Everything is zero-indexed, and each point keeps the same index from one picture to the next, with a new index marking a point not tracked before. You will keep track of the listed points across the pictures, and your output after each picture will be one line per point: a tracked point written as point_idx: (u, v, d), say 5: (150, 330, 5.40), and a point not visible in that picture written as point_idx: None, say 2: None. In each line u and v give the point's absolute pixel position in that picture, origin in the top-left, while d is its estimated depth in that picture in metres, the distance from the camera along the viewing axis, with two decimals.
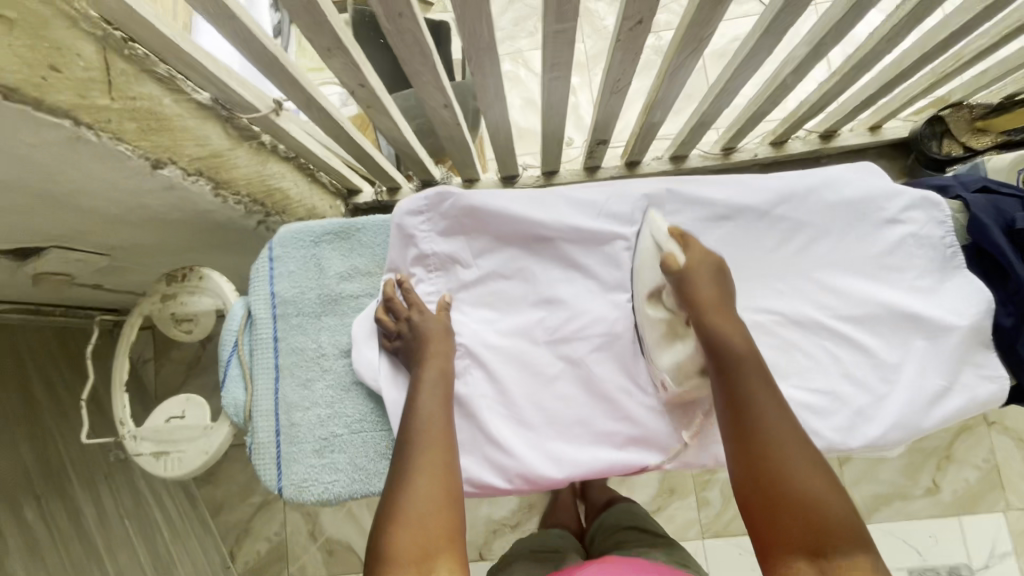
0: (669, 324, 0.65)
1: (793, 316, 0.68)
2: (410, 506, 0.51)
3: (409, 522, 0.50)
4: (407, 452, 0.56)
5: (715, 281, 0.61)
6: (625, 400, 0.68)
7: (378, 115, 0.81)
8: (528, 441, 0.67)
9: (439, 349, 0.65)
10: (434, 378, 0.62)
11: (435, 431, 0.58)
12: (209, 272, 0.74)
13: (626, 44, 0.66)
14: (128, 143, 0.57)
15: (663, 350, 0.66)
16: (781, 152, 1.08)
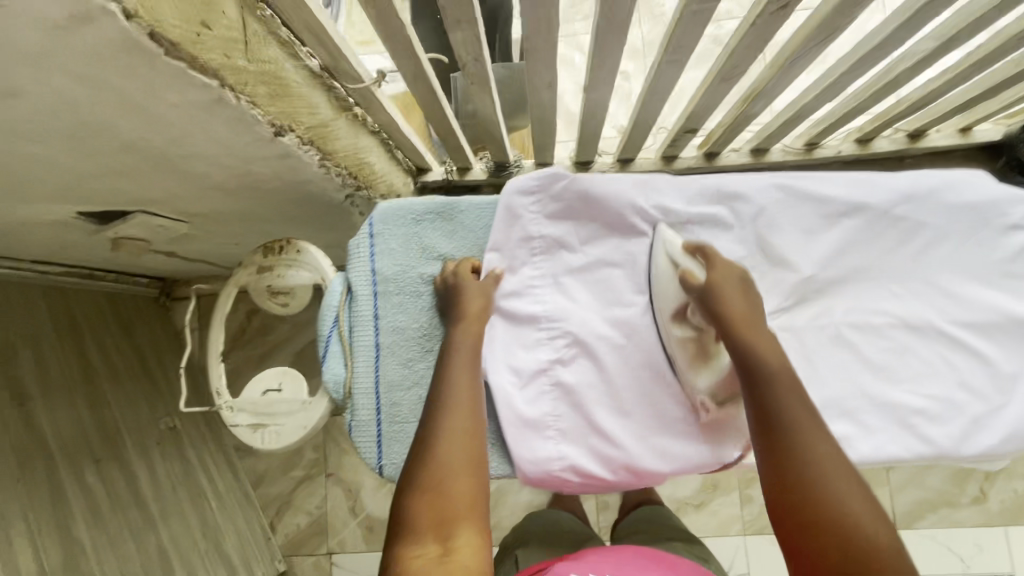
0: (697, 342, 0.67)
1: (909, 320, 0.67)
2: (430, 475, 0.53)
3: (427, 490, 0.52)
4: (433, 419, 0.58)
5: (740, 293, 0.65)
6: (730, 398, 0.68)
7: (478, 92, 0.79)
8: (632, 433, 0.66)
9: (474, 316, 0.66)
10: (466, 343, 0.63)
11: (459, 399, 0.59)
12: (306, 246, 0.73)
13: (760, 29, 0.63)
14: (261, 109, 0.55)
15: (698, 372, 0.67)
16: (865, 151, 1.05)
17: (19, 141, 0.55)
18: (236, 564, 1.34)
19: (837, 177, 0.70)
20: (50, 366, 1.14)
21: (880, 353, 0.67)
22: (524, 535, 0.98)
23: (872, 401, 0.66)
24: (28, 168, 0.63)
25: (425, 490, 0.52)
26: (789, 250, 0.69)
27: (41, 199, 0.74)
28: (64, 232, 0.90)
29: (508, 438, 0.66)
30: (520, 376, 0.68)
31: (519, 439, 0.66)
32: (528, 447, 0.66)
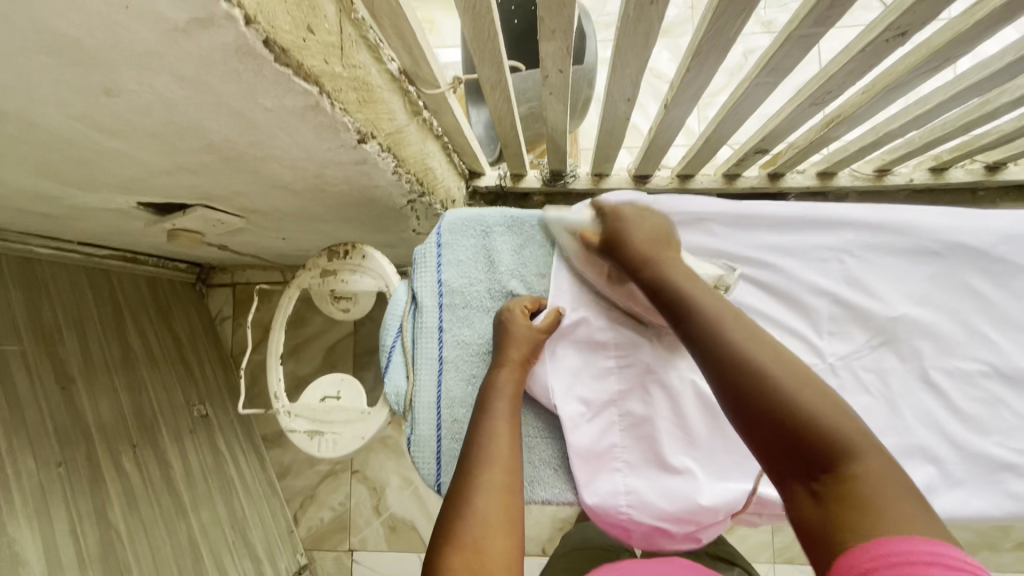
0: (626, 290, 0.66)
1: (1002, 370, 0.65)
2: (465, 527, 0.50)
3: (462, 545, 0.49)
4: (470, 467, 0.55)
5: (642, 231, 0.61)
6: None
7: (553, 102, 0.76)
8: (702, 469, 0.64)
9: (517, 358, 0.63)
10: (506, 387, 0.61)
11: (499, 445, 0.57)
12: (372, 251, 0.71)
13: (869, 55, 0.60)
14: (350, 114, 0.53)
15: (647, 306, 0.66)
16: (939, 180, 1.01)
17: (102, 135, 0.53)
18: (262, 556, 1.34)
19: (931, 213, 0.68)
20: (92, 348, 1.14)
21: (970, 403, 0.65)
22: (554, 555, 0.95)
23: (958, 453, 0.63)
24: (103, 161, 0.62)
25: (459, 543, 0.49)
26: (879, 281, 0.67)
27: (108, 189, 0.74)
28: (123, 220, 0.91)
29: (576, 466, 0.65)
30: (588, 404, 0.66)
31: (585, 469, 0.65)
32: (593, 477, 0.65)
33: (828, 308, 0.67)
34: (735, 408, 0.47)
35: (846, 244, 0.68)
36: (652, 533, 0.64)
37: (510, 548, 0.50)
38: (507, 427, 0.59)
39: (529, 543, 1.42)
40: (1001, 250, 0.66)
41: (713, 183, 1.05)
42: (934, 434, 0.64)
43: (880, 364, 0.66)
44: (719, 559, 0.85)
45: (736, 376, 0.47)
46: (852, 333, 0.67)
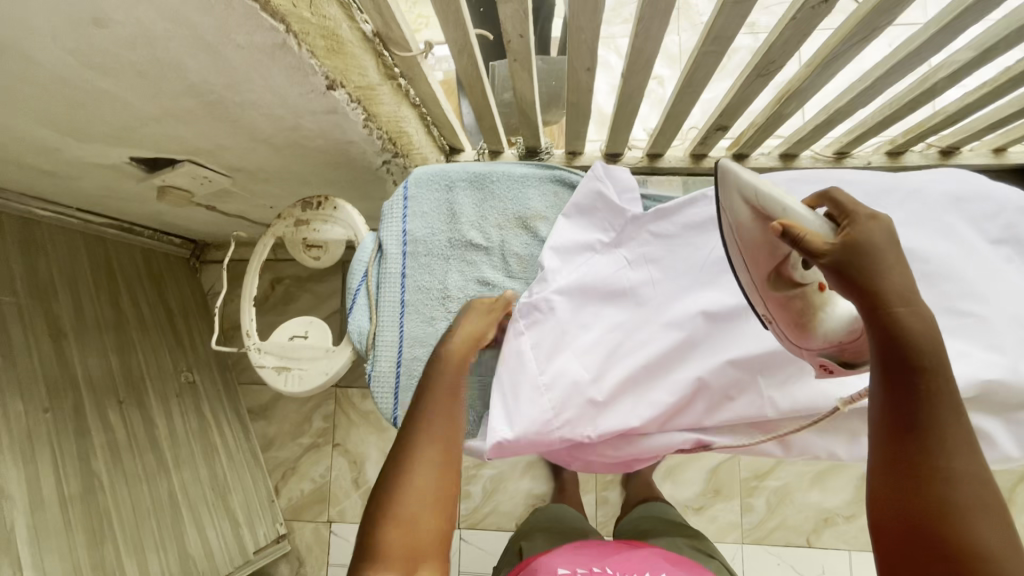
0: (805, 302, 0.58)
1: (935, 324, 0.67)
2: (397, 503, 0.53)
3: (394, 522, 0.52)
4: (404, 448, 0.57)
5: (888, 247, 0.48)
6: (748, 389, 0.67)
7: (518, 71, 0.81)
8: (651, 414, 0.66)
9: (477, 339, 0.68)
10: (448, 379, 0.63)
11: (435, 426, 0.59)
12: (343, 203, 0.76)
13: (801, 23, 0.65)
14: (317, 58, 0.58)
15: (822, 325, 0.57)
16: (895, 163, 1.06)
17: (94, 74, 0.59)
18: (241, 521, 1.38)
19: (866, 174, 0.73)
20: (85, 308, 1.19)
21: None
22: (532, 529, 0.96)
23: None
24: (97, 105, 0.67)
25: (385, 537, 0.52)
26: None
27: (101, 139, 0.79)
28: (116, 178, 0.96)
29: (522, 397, 0.66)
30: (554, 348, 0.68)
31: (550, 416, 0.66)
32: (557, 420, 0.66)
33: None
34: (893, 432, 0.46)
35: None
36: (590, 464, 0.72)
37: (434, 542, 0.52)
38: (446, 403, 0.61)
39: (503, 518, 1.44)
40: (932, 211, 0.71)
41: (681, 163, 1.10)
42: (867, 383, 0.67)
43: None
44: (692, 546, 0.84)
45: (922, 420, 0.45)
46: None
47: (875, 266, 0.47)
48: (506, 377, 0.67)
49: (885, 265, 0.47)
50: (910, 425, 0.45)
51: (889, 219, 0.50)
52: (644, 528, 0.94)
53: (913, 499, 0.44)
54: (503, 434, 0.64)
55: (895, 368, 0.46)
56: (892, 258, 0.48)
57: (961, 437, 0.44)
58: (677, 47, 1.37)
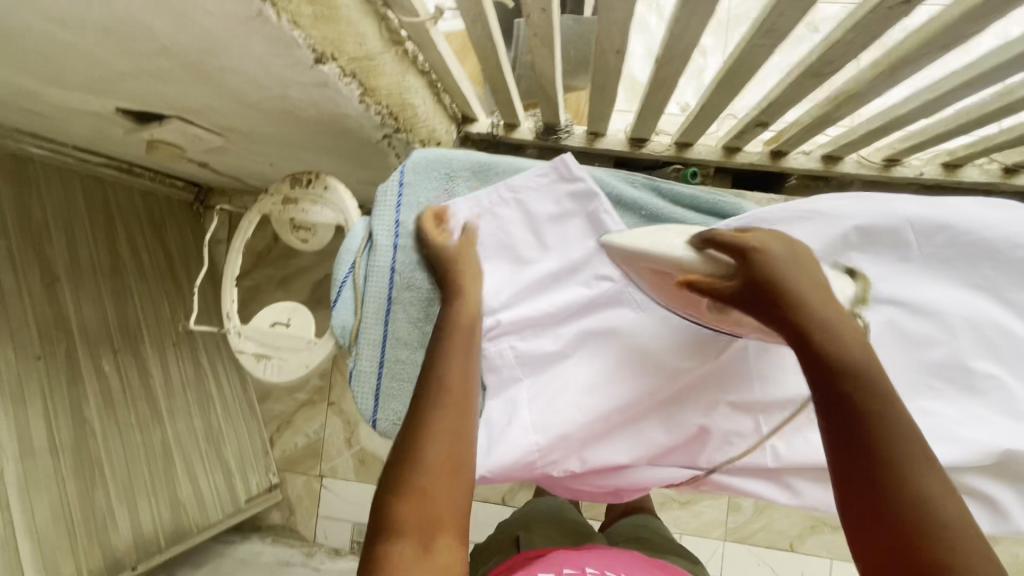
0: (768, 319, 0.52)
1: (976, 387, 0.60)
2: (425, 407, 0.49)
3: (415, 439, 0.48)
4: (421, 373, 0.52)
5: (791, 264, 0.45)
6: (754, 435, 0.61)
7: (539, 46, 0.72)
8: (644, 451, 0.62)
9: (470, 289, 0.58)
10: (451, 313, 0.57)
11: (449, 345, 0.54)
12: (334, 183, 0.70)
13: (872, 24, 0.55)
14: (304, 30, 0.51)
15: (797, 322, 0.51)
16: (950, 177, 0.95)
17: (55, 26, 0.52)
18: (233, 470, 1.41)
19: (954, 199, 0.61)
20: (81, 253, 1.17)
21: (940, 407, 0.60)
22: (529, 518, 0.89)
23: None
24: (68, 57, 0.61)
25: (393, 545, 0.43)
26: (870, 264, 0.62)
27: (80, 89, 0.73)
28: (104, 126, 0.90)
29: (502, 442, 0.60)
30: (549, 391, 0.63)
31: (534, 456, 0.60)
32: (542, 460, 0.60)
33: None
34: (844, 461, 0.40)
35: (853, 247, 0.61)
36: (576, 491, 0.66)
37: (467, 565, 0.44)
38: (460, 391, 0.51)
39: (489, 491, 1.45)
40: None
41: (712, 155, 1.00)
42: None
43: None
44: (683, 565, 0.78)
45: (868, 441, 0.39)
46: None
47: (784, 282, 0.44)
48: (494, 419, 0.62)
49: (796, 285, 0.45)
50: (861, 451, 0.39)
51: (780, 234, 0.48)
52: (639, 536, 0.87)
53: (894, 530, 0.37)
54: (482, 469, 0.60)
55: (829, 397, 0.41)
56: (796, 273, 0.45)
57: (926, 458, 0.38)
58: (726, 14, 1.23)
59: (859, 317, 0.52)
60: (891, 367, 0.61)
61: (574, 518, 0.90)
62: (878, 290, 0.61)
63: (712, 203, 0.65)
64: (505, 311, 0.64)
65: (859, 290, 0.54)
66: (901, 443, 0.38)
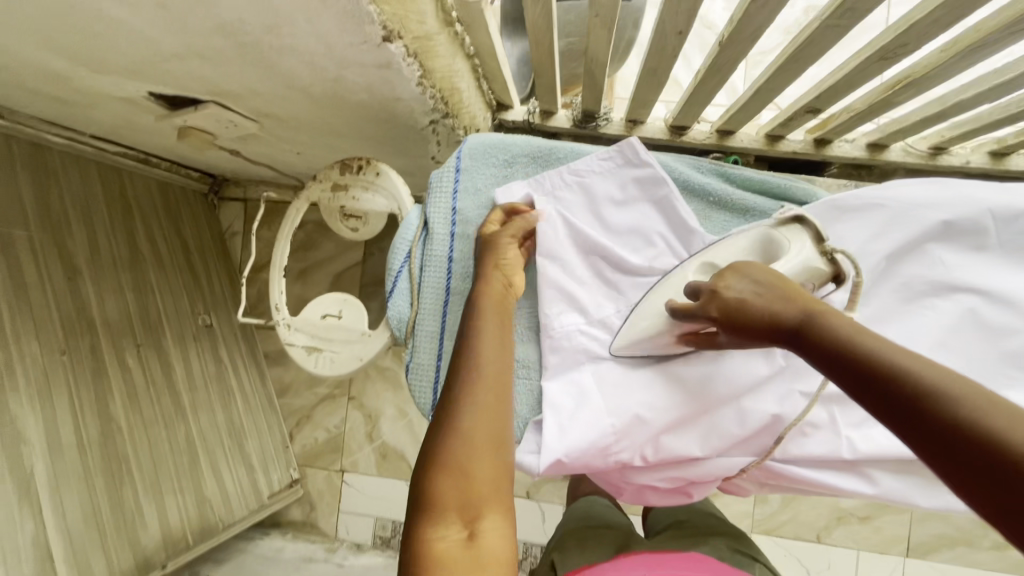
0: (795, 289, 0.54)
1: None
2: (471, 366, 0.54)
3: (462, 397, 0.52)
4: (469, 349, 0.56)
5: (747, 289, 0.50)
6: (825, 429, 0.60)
7: (597, 27, 0.69)
8: (718, 442, 0.59)
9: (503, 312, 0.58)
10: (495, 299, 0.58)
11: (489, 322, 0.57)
12: (385, 168, 0.67)
13: (962, 2, 0.53)
14: (377, 5, 0.48)
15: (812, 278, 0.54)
16: (998, 165, 0.94)
17: (111, 2, 0.50)
18: (255, 465, 1.39)
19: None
20: (101, 244, 1.13)
21: None
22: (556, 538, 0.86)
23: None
24: (114, 37, 0.58)
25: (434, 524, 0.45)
26: (950, 253, 0.60)
27: (117, 73, 0.70)
28: (134, 112, 0.87)
29: (576, 425, 0.58)
30: (617, 379, 0.61)
31: (609, 440, 0.58)
32: (617, 445, 0.58)
33: (893, 293, 0.61)
34: (953, 479, 0.34)
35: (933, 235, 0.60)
36: (642, 491, 0.64)
37: (512, 543, 0.46)
38: (497, 382, 0.53)
39: (513, 486, 1.42)
40: None
41: (754, 144, 0.98)
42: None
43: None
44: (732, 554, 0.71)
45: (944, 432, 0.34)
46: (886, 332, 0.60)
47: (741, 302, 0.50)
48: (563, 407, 0.59)
49: (763, 310, 0.48)
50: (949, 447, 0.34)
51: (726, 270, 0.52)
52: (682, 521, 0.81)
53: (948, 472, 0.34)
54: (559, 456, 0.57)
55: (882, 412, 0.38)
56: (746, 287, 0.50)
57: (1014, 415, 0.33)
58: None
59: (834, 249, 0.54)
60: (967, 355, 0.59)
61: (626, 526, 0.85)
62: (953, 278, 0.60)
63: (781, 187, 0.63)
64: (571, 299, 0.63)
65: (813, 229, 0.55)
66: (977, 413, 0.34)
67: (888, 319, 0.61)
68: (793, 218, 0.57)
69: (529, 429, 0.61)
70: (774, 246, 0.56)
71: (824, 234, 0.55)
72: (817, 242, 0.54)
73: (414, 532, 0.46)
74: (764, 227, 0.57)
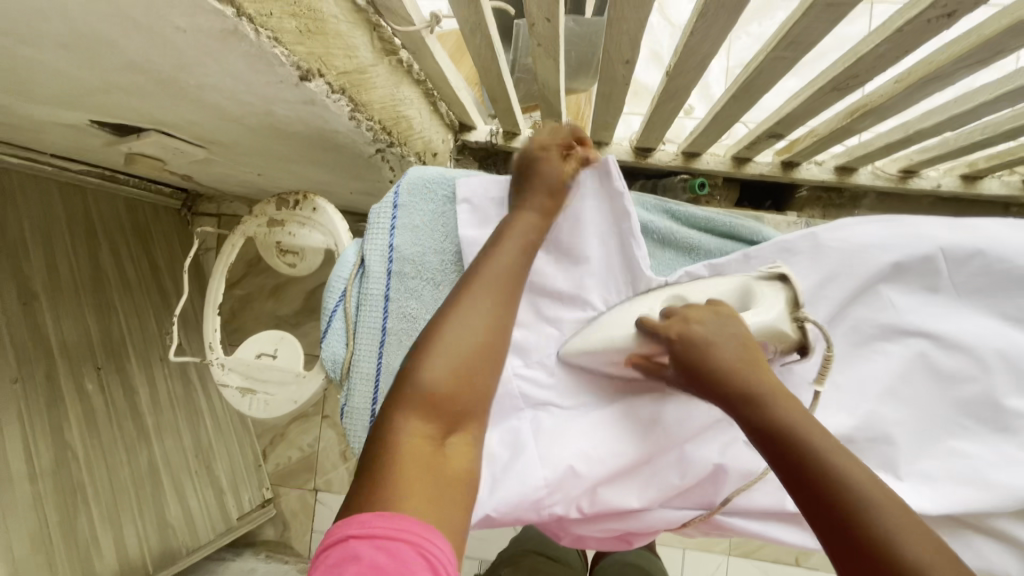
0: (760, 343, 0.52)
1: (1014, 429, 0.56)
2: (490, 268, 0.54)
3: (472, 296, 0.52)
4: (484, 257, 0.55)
5: (728, 340, 0.47)
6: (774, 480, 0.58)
7: (543, 55, 0.67)
8: (657, 493, 0.58)
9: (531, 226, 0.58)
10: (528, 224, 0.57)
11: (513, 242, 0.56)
12: (323, 204, 0.66)
13: (906, 37, 0.51)
14: (286, 46, 0.46)
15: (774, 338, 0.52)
16: (969, 189, 0.91)
17: (11, 41, 0.48)
18: (224, 486, 1.37)
19: (989, 224, 0.57)
20: (60, 267, 1.11)
21: (979, 451, 0.56)
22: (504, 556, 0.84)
23: (938, 505, 0.55)
24: (31, 72, 0.56)
25: (412, 416, 0.45)
26: (902, 298, 0.58)
27: (48, 102, 0.68)
28: (79, 137, 0.85)
29: (505, 482, 0.55)
30: (553, 429, 0.59)
31: (540, 493, 0.56)
32: (549, 498, 0.56)
33: (843, 337, 0.60)
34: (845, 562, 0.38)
35: (882, 282, 0.59)
36: (585, 539, 0.63)
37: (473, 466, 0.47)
38: (503, 291, 0.53)
39: None
40: None
41: (721, 166, 0.96)
42: (914, 487, 0.56)
43: (877, 412, 0.58)
44: None
45: (874, 549, 0.37)
46: (840, 382, 0.59)
47: (706, 347, 0.47)
48: (494, 459, 0.57)
49: (726, 365, 0.46)
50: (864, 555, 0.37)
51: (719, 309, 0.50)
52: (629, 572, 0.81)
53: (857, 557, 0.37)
54: (487, 511, 0.55)
55: (815, 513, 0.39)
56: (726, 341, 0.47)
57: (924, 537, 0.37)
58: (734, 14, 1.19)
59: (806, 318, 0.53)
60: (918, 403, 0.58)
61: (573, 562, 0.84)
62: (905, 322, 0.58)
63: (728, 225, 0.62)
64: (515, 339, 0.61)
65: (792, 293, 0.54)
66: (902, 539, 0.36)
67: (838, 363, 0.60)
68: (778, 275, 0.55)
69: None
70: (750, 298, 0.54)
71: (801, 300, 0.53)
72: (791, 306, 0.53)
73: (386, 415, 0.46)
74: (748, 279, 0.56)
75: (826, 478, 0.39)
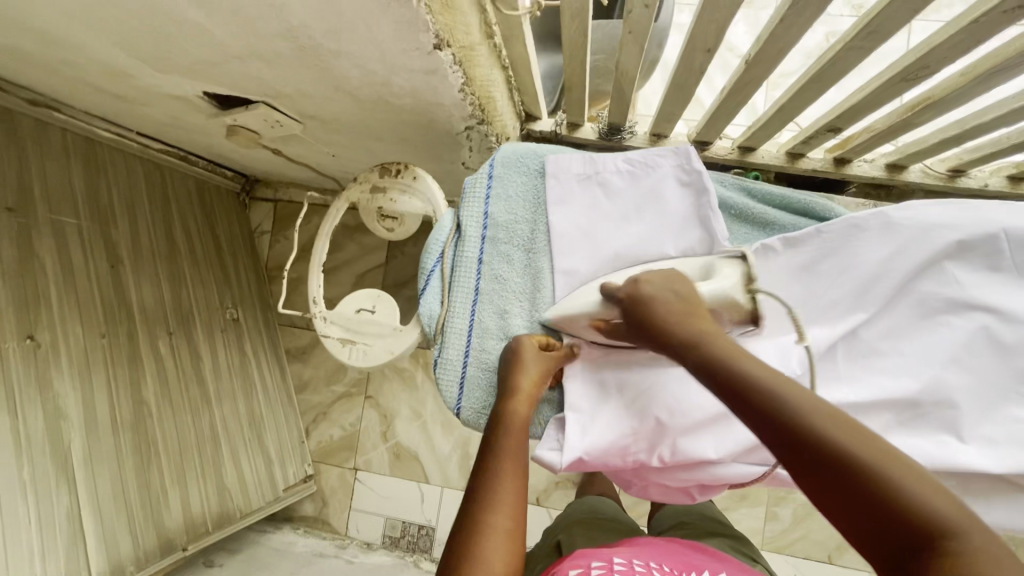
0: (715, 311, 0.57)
1: None
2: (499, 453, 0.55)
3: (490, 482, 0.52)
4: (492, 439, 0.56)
5: (676, 299, 0.55)
6: None
7: (630, 43, 0.73)
8: (734, 447, 0.60)
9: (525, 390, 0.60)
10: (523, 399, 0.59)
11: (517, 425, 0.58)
12: (423, 173, 0.73)
13: (980, 28, 0.56)
14: (433, 15, 0.53)
15: (724, 300, 0.57)
16: (1016, 189, 0.96)
17: (188, 5, 0.55)
18: (273, 458, 1.42)
19: None
20: (141, 235, 1.18)
21: None
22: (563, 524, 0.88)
23: (999, 464, 0.59)
24: (184, 39, 0.63)
25: None
26: (966, 274, 0.62)
27: (178, 72, 0.75)
28: (186, 111, 0.93)
29: (597, 430, 0.62)
30: (639, 386, 0.64)
31: (627, 440, 0.62)
32: (634, 445, 0.62)
33: (909, 309, 0.64)
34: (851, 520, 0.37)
35: (947, 259, 0.63)
36: (649, 490, 0.68)
37: None
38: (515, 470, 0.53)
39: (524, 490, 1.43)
40: None
41: (775, 161, 1.02)
42: (977, 448, 0.60)
43: (942, 376, 0.62)
44: (738, 554, 0.73)
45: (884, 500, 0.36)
46: (902, 349, 0.64)
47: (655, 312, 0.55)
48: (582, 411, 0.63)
49: (675, 321, 0.53)
50: (848, 494, 0.38)
51: (671, 274, 0.57)
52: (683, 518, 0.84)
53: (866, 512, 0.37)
54: (581, 454, 0.61)
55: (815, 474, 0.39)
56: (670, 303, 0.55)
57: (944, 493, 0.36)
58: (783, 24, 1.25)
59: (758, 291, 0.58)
60: (982, 372, 0.61)
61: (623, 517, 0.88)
62: (969, 296, 0.62)
63: (803, 203, 0.67)
64: None
65: (748, 268, 0.59)
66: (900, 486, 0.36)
67: (902, 334, 0.64)
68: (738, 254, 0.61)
69: (551, 425, 0.66)
70: (710, 272, 0.60)
71: (754, 274, 0.59)
72: (745, 280, 0.58)
73: None
74: (711, 258, 0.62)
75: (797, 427, 0.41)
